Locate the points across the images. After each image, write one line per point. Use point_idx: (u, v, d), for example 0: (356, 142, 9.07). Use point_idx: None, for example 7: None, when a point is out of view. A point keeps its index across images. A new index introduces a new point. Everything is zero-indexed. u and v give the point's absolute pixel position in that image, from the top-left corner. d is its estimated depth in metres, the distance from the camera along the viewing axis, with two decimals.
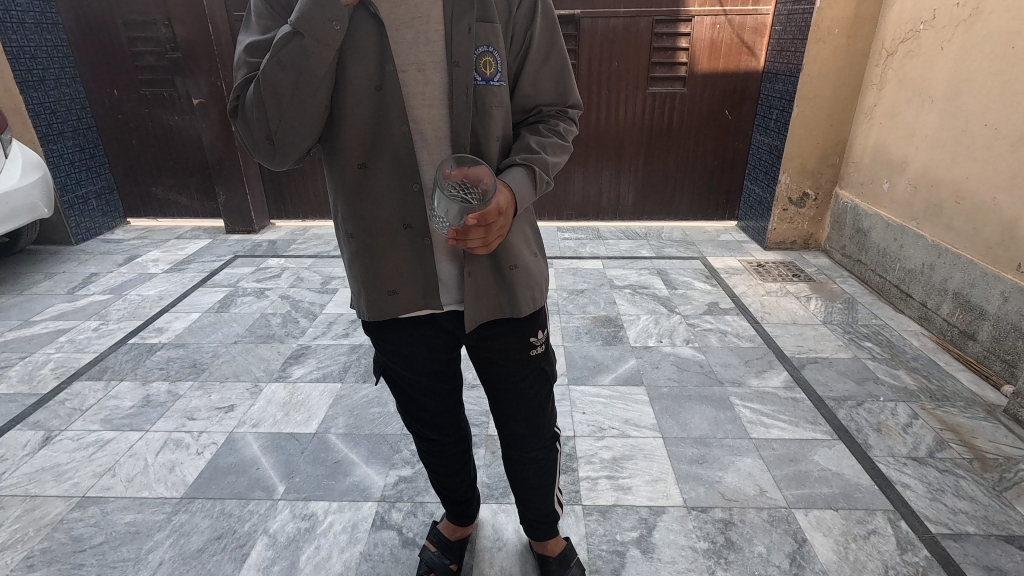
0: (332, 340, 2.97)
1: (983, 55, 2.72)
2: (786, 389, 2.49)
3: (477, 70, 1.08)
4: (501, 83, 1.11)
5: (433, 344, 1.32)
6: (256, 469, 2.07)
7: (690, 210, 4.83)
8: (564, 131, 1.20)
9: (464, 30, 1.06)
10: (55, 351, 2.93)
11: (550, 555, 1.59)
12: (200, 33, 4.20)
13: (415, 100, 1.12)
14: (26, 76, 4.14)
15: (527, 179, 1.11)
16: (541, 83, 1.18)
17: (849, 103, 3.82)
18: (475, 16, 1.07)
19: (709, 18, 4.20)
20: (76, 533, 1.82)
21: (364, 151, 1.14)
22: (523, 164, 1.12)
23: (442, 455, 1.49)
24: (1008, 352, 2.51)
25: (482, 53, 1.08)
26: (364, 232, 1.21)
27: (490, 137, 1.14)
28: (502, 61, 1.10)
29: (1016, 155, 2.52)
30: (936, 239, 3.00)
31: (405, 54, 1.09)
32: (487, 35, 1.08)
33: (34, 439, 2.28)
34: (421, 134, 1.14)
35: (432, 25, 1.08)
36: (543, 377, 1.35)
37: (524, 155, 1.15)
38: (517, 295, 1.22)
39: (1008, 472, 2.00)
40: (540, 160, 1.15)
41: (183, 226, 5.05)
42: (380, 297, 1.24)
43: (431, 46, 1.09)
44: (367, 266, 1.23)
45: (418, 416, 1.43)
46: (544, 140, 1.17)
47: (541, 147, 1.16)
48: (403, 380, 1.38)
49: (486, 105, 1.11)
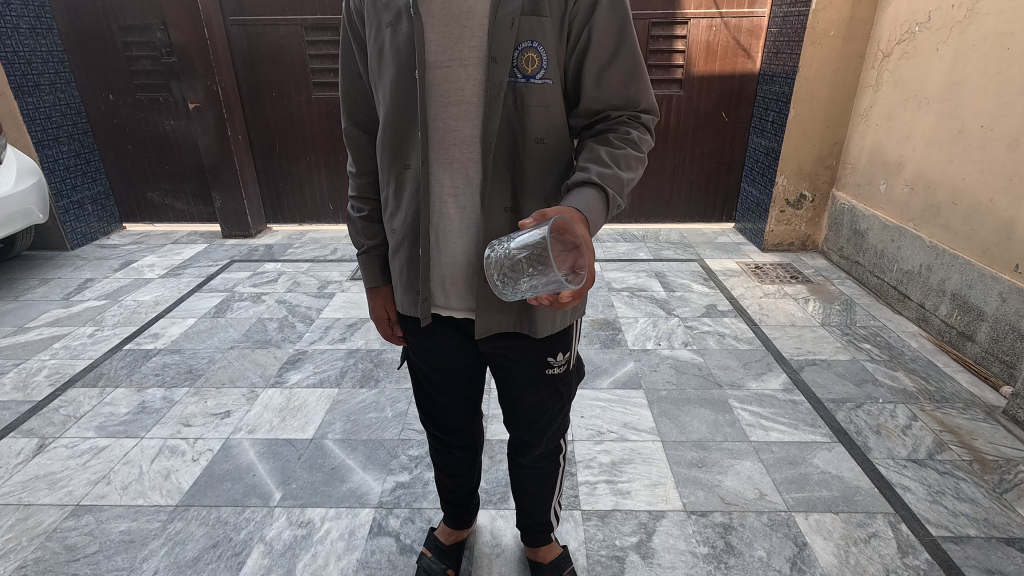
0: (329, 345, 2.95)
1: (978, 56, 2.72)
2: (785, 392, 2.48)
3: (519, 67, 1.05)
4: (544, 80, 1.06)
5: (455, 348, 1.31)
6: (253, 476, 2.05)
7: (687, 212, 4.83)
8: (638, 139, 1.09)
9: (507, 22, 1.03)
10: (50, 358, 2.91)
11: (544, 561, 1.59)
12: (195, 37, 4.19)
13: (454, 97, 1.12)
14: (20, 81, 4.13)
15: (599, 202, 1.02)
16: (608, 84, 1.07)
17: (847, 104, 3.83)
18: (523, 11, 1.04)
19: (705, 20, 4.20)
20: (70, 542, 1.80)
21: (404, 151, 1.20)
22: (596, 182, 1.03)
23: (450, 456, 1.49)
24: (1007, 352, 2.50)
25: (526, 49, 1.04)
26: (396, 233, 1.27)
27: (526, 137, 1.09)
28: (548, 57, 1.05)
29: (1013, 156, 2.52)
30: (934, 240, 2.99)
31: (447, 48, 1.10)
32: (532, 31, 1.04)
33: (28, 447, 2.26)
34: (454, 131, 1.13)
35: (477, 19, 1.07)
36: (558, 397, 1.32)
37: (598, 169, 1.05)
38: (536, 316, 1.18)
39: (1008, 474, 2.00)
40: (613, 174, 1.05)
41: (180, 231, 5.03)
42: (407, 295, 1.29)
43: (473, 41, 1.08)
44: (397, 263, 1.29)
45: (431, 413, 1.44)
46: (617, 152, 1.07)
47: (615, 161, 1.06)
48: (424, 375, 1.40)
49: (525, 103, 1.07)
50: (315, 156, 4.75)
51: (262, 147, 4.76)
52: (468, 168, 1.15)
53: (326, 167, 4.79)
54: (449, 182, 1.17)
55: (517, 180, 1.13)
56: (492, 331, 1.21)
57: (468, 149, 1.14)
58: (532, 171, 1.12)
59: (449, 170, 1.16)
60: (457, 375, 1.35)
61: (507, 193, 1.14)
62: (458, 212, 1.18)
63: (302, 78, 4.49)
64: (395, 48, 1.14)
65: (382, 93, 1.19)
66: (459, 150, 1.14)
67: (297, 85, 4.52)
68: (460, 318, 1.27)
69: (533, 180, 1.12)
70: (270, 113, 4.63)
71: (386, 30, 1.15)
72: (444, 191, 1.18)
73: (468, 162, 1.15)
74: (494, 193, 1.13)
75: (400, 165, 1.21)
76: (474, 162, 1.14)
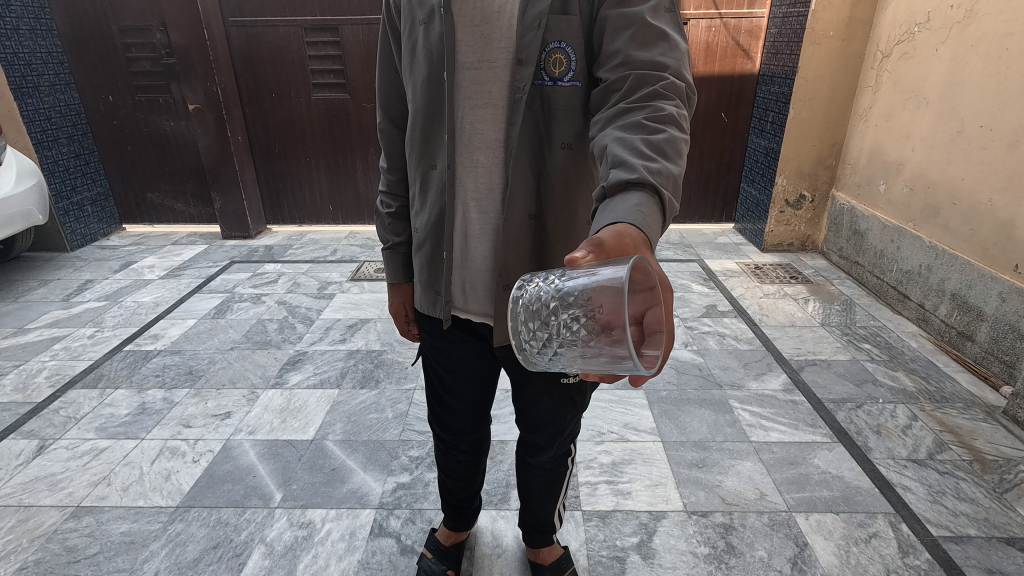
0: (329, 346, 2.95)
1: (978, 56, 2.73)
2: (785, 392, 2.49)
3: (546, 68, 1.04)
4: (571, 83, 1.03)
5: (469, 350, 1.32)
6: (254, 478, 2.04)
7: (687, 212, 4.83)
8: (677, 116, 0.88)
9: (535, 22, 1.01)
10: (50, 359, 2.91)
11: (544, 563, 1.60)
12: (196, 38, 4.19)
13: (480, 99, 1.13)
14: (20, 82, 4.13)
15: (655, 208, 0.80)
16: (626, 54, 0.92)
17: (845, 104, 3.84)
18: (552, 10, 1.01)
19: (704, 21, 4.20)
20: (71, 544, 1.80)
21: (430, 150, 1.22)
22: (642, 179, 0.80)
23: (455, 459, 1.49)
24: (1007, 352, 2.51)
25: (553, 50, 1.02)
26: (420, 232, 1.30)
27: (551, 142, 1.08)
28: (577, 59, 1.02)
29: (1013, 157, 2.52)
30: (933, 240, 3.00)
31: (476, 50, 1.11)
32: (561, 30, 1.01)
33: (28, 448, 2.26)
34: (479, 134, 1.15)
35: (507, 22, 1.08)
36: (572, 405, 1.31)
37: (642, 163, 0.82)
38: None
39: (1008, 474, 2.00)
40: (663, 169, 0.82)
41: (180, 232, 5.03)
42: (428, 295, 1.31)
43: (502, 43, 1.09)
44: (419, 262, 1.31)
45: (439, 415, 1.44)
46: (658, 138, 0.84)
47: (657, 150, 0.84)
48: (435, 375, 1.40)
49: (551, 106, 1.06)
50: (315, 157, 4.76)
51: (262, 147, 4.76)
52: (491, 171, 1.16)
53: (326, 168, 4.80)
54: (472, 185, 1.18)
55: (542, 186, 1.12)
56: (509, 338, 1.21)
57: (493, 153, 1.15)
58: (555, 176, 1.10)
59: (473, 174, 1.17)
60: (468, 378, 1.36)
61: (530, 199, 1.13)
62: (479, 216, 1.19)
63: (302, 79, 4.50)
64: (427, 48, 1.16)
65: (415, 92, 1.22)
66: (484, 153, 1.15)
67: (298, 86, 4.52)
68: (477, 323, 1.27)
69: (557, 186, 1.11)
70: (270, 114, 4.63)
71: (420, 29, 1.18)
72: (467, 194, 1.19)
73: (491, 165, 1.15)
74: (517, 199, 1.12)
75: (428, 164, 1.23)
76: (498, 166, 1.15)
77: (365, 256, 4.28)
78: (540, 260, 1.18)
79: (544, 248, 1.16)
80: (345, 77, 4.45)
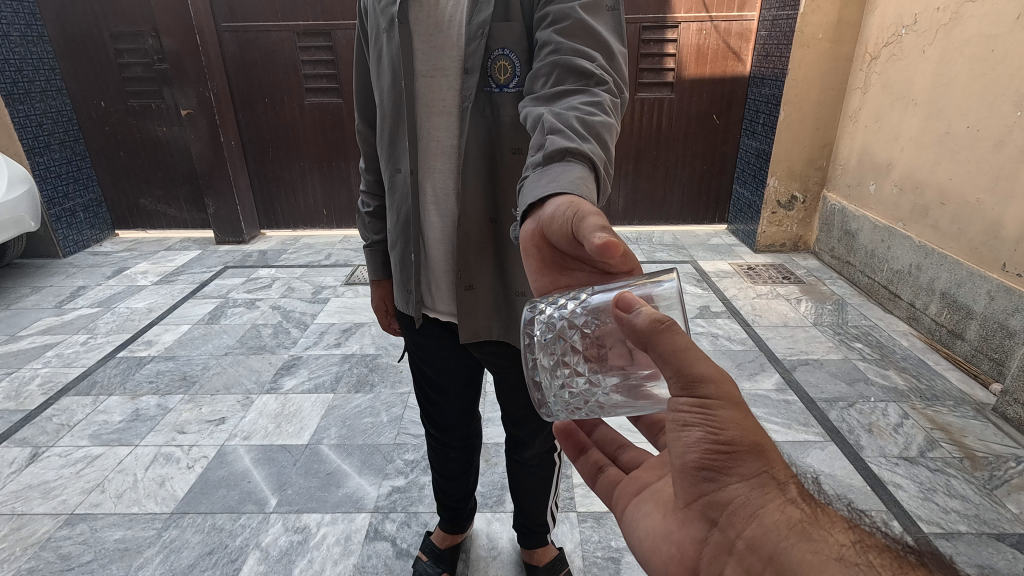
0: (324, 350, 2.96)
1: (963, 58, 2.76)
2: (778, 391, 2.51)
3: (492, 76, 1.06)
4: (517, 90, 1.06)
5: (452, 347, 1.32)
6: (248, 483, 2.04)
7: (680, 213, 4.87)
8: (609, 105, 0.88)
9: (479, 31, 1.04)
10: (42, 366, 2.90)
11: (539, 564, 1.61)
12: (188, 42, 4.18)
13: (435, 108, 1.14)
14: (11, 88, 4.11)
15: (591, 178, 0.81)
16: (552, 39, 0.93)
17: (834, 106, 3.88)
18: (495, 18, 1.04)
19: (696, 24, 4.22)
20: (64, 551, 1.79)
21: (394, 156, 1.23)
22: (584, 155, 0.81)
23: (447, 459, 1.49)
24: (996, 350, 2.54)
25: (497, 58, 1.04)
26: (391, 233, 1.31)
27: (502, 147, 1.10)
28: (521, 66, 1.05)
29: (999, 155, 2.55)
30: (923, 240, 3.03)
31: (430, 57, 1.12)
32: (505, 38, 1.04)
33: (20, 456, 2.24)
34: (435, 141, 1.16)
35: (457, 31, 1.10)
36: None
37: (579, 141, 0.82)
38: (515, 323, 1.20)
39: (999, 470, 2.02)
40: (596, 150, 0.83)
41: (173, 237, 5.01)
42: (401, 295, 1.32)
43: (453, 51, 1.11)
44: (392, 263, 1.33)
45: (429, 414, 1.45)
46: (592, 120, 0.84)
47: (591, 132, 0.84)
48: (421, 374, 1.40)
49: (498, 113, 1.08)
50: (309, 162, 4.76)
51: (255, 153, 4.76)
52: (448, 176, 1.18)
53: (320, 172, 4.79)
54: (434, 190, 1.20)
55: (496, 191, 1.14)
56: (478, 337, 1.20)
57: (449, 160, 1.16)
58: (508, 180, 1.12)
59: (433, 179, 1.19)
60: (452, 374, 1.36)
61: (486, 201, 1.14)
62: (440, 220, 1.21)
63: (295, 84, 4.50)
64: (388, 54, 1.17)
65: (382, 97, 1.23)
66: (439, 159, 1.17)
67: (292, 90, 4.52)
68: (447, 322, 1.28)
69: (509, 191, 1.13)
70: (264, 118, 4.63)
71: (383, 36, 1.19)
72: (428, 199, 1.21)
73: (447, 172, 1.17)
74: (471, 202, 1.13)
75: (393, 169, 1.24)
76: (453, 172, 1.17)
77: (360, 260, 4.28)
78: (501, 262, 1.19)
79: (502, 251, 1.18)
80: (339, 81, 4.46)
